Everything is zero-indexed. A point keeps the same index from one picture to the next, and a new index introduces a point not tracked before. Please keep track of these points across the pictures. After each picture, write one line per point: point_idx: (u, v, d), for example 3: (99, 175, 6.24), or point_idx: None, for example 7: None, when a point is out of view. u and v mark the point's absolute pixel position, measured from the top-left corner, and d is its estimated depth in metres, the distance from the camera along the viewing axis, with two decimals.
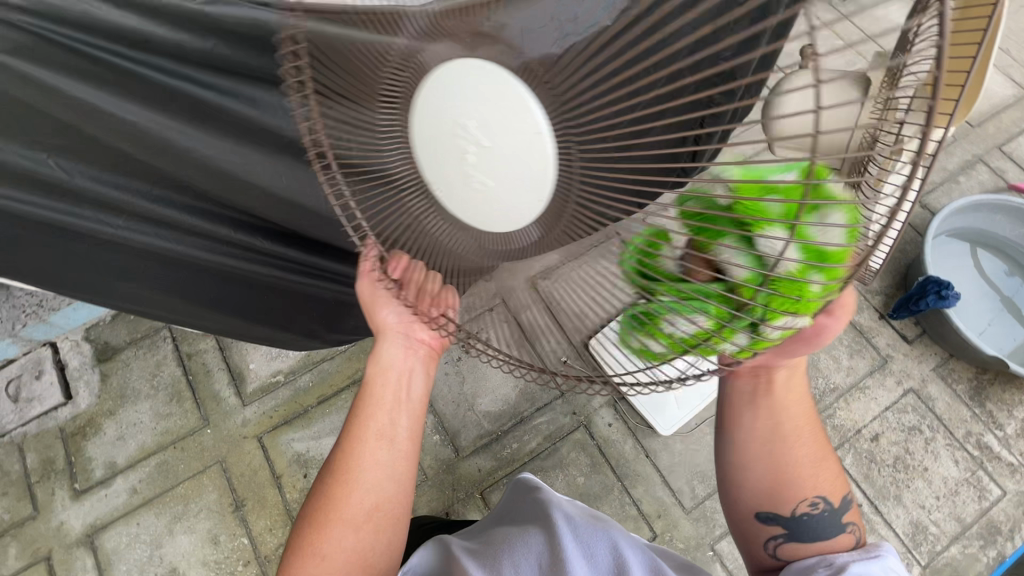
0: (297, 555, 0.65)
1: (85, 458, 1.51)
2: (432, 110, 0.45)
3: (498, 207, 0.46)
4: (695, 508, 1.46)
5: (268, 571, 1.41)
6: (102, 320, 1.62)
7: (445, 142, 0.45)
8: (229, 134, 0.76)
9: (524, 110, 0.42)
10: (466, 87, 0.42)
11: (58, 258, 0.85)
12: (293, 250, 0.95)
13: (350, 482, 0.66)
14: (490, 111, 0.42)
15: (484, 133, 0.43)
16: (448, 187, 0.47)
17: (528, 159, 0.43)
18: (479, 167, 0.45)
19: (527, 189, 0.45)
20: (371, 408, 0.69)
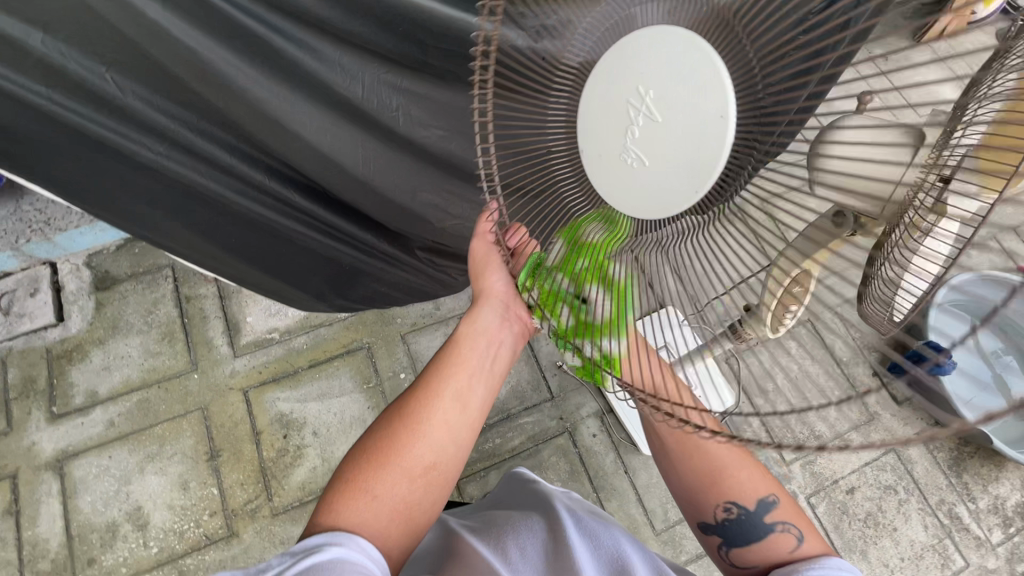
0: (343, 490, 0.63)
1: (67, 382, 1.49)
2: (611, 74, 0.46)
3: (652, 187, 0.45)
4: (665, 531, 1.46)
5: (233, 525, 1.40)
6: (106, 249, 1.60)
7: (615, 112, 0.46)
8: (286, 81, 0.77)
9: (706, 91, 0.41)
10: (655, 54, 0.43)
11: (91, 173, 0.84)
12: (324, 210, 0.98)
13: (419, 431, 0.65)
14: (677, 88, 0.43)
15: (659, 108, 0.44)
16: (600, 160, 0.48)
17: (700, 142, 0.42)
18: (644, 141, 0.44)
19: (688, 173, 0.43)
20: (456, 365, 0.70)
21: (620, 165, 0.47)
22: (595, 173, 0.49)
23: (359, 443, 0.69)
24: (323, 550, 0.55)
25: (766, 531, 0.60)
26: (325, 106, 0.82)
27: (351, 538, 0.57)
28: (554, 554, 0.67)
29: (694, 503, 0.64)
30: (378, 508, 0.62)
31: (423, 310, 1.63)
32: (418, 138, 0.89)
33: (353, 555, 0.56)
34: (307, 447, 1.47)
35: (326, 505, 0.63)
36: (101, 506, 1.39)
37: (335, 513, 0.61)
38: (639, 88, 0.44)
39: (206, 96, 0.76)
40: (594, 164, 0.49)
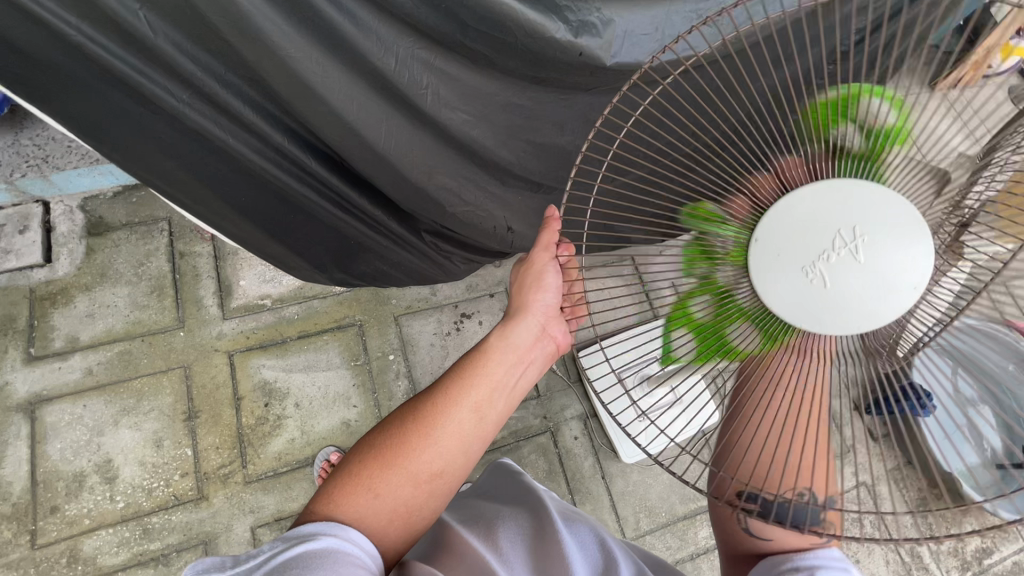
0: (346, 482, 0.63)
1: (48, 325, 1.46)
2: (826, 199, 0.51)
3: (820, 304, 0.49)
4: (634, 540, 1.47)
5: (203, 488, 1.37)
6: (103, 194, 1.57)
7: (817, 232, 0.50)
8: (321, 44, 0.76)
9: (914, 265, 0.48)
10: (879, 203, 0.49)
11: (108, 113, 0.82)
12: (338, 180, 0.98)
13: (432, 436, 0.65)
14: (886, 242, 0.48)
15: (864, 250, 0.49)
16: (772, 261, 0.51)
17: (887, 292, 0.48)
18: (838, 270, 0.49)
19: (861, 311, 0.49)
20: (479, 375, 0.70)
21: (797, 277, 0.50)
22: (757, 266, 0.52)
23: (367, 438, 0.68)
24: (317, 538, 0.54)
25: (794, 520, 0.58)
26: (355, 74, 0.81)
27: (347, 530, 0.57)
28: (542, 550, 0.67)
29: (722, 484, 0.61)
30: (379, 508, 0.61)
31: (418, 294, 1.62)
32: (443, 119, 0.90)
33: (348, 546, 0.55)
34: (287, 418, 1.46)
35: (325, 495, 0.62)
36: (70, 455, 1.36)
37: (333, 504, 0.60)
38: (856, 227, 0.49)
39: (239, 49, 0.73)
40: (774, 266, 0.51)
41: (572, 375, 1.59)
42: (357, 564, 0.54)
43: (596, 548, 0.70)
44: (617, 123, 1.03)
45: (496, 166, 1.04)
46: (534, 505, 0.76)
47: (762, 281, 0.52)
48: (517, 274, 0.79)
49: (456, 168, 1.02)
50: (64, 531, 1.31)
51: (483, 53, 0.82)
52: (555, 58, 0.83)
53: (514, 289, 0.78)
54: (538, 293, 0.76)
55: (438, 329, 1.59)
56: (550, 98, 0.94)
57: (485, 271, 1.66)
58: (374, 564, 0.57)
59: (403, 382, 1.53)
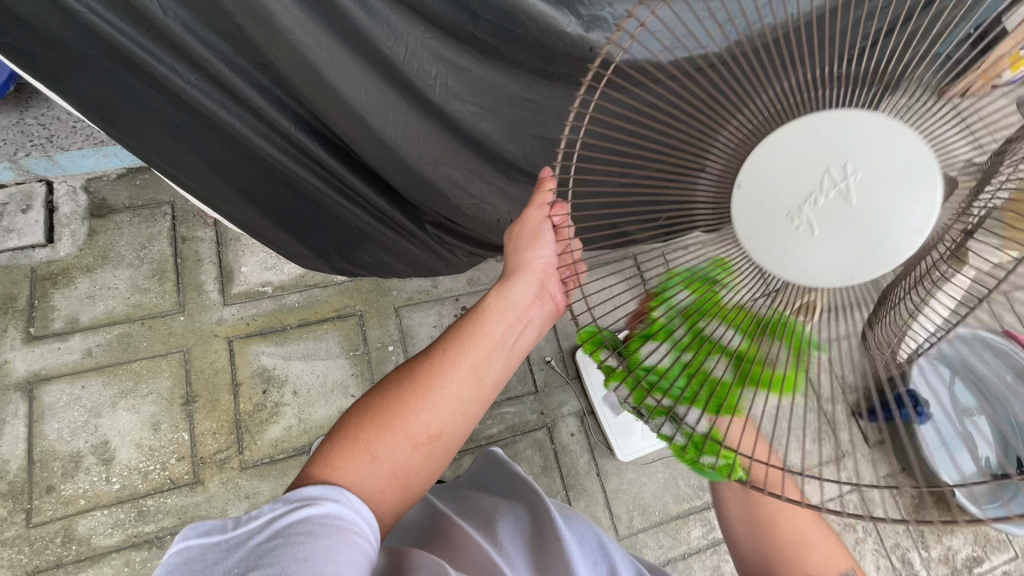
0: (344, 445, 0.63)
1: (48, 305, 1.45)
2: (818, 142, 0.50)
3: (806, 249, 0.50)
4: (627, 537, 1.47)
5: (200, 472, 1.38)
6: (106, 176, 1.56)
7: (809, 173, 0.51)
8: (331, 29, 0.75)
9: (908, 203, 0.48)
10: (874, 139, 0.49)
11: (114, 91, 0.82)
12: (344, 168, 0.98)
13: (429, 393, 0.66)
14: (878, 181, 0.48)
15: (853, 190, 0.49)
16: (759, 207, 0.53)
17: (880, 234, 0.48)
18: (825, 213, 0.50)
19: (850, 254, 0.49)
20: (475, 335, 0.70)
21: (783, 222, 0.51)
22: (743, 211, 0.54)
23: (366, 399, 0.69)
24: (320, 503, 0.54)
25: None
26: (364, 61, 0.80)
27: (348, 495, 0.56)
28: (541, 546, 0.67)
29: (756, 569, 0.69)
30: (376, 471, 0.61)
31: (420, 286, 1.61)
32: (451, 110, 0.90)
33: (349, 511, 0.55)
34: (285, 406, 1.46)
35: (323, 458, 0.62)
36: (68, 435, 1.37)
37: (332, 467, 0.60)
38: (847, 166, 0.49)
39: (248, 30, 0.72)
40: (763, 210, 0.53)
41: (570, 372, 1.59)
42: (358, 535, 0.55)
43: (594, 542, 0.71)
44: (625, 119, 1.03)
45: (502, 159, 1.04)
46: (533, 501, 0.76)
47: (750, 232, 0.53)
48: (513, 237, 0.79)
49: (462, 159, 1.02)
50: (59, 510, 1.31)
51: (493, 45, 0.82)
52: (565, 52, 0.82)
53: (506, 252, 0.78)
54: (528, 251, 0.75)
55: (438, 322, 1.59)
56: (559, 92, 0.94)
57: (487, 265, 1.66)
58: (373, 533, 0.57)
59: None
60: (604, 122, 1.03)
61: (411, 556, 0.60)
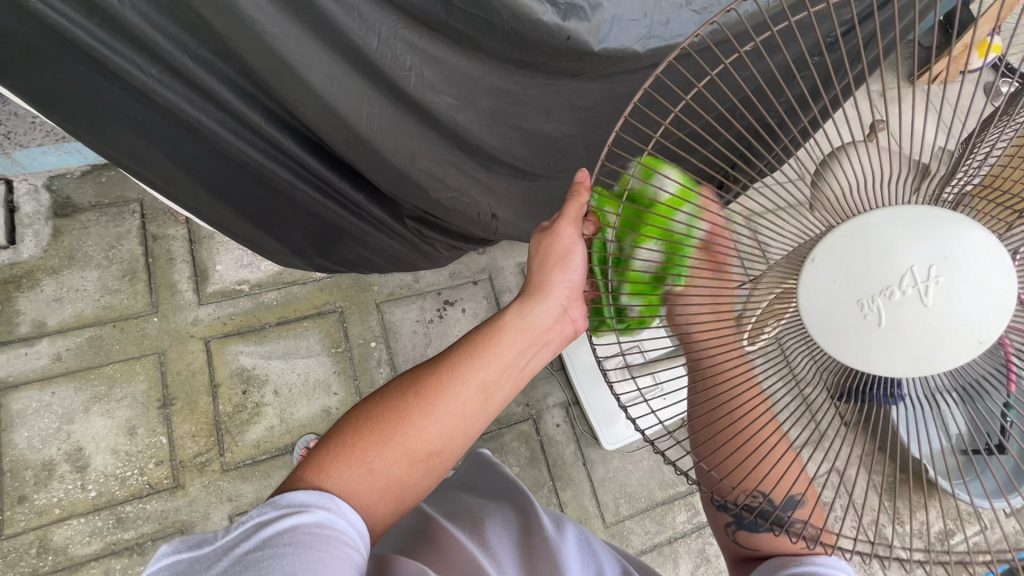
0: (341, 455, 0.61)
1: (13, 310, 1.40)
2: (900, 236, 0.46)
3: (874, 344, 0.46)
4: (614, 524, 1.49)
5: (180, 476, 1.35)
6: (70, 174, 1.51)
7: (887, 265, 0.46)
8: (299, 20, 0.72)
9: (983, 317, 0.45)
10: (965, 243, 0.45)
11: (70, 86, 0.78)
12: (317, 162, 0.95)
13: (438, 413, 0.65)
14: (959, 289, 0.44)
15: (934, 294, 0.44)
16: (825, 286, 0.47)
17: (946, 341, 0.45)
18: (900, 311, 0.45)
19: (912, 356, 0.45)
20: (486, 351, 0.70)
21: (852, 309, 0.46)
22: (807, 286, 0.48)
23: (367, 405, 0.67)
24: (307, 512, 0.52)
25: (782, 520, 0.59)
26: (335, 52, 0.78)
27: (338, 503, 0.55)
28: (528, 544, 0.68)
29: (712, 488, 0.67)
30: (373, 482, 0.60)
31: (401, 281, 1.60)
32: (427, 102, 0.88)
33: (340, 521, 0.54)
34: (266, 406, 1.43)
35: (317, 462, 0.60)
36: (38, 444, 1.32)
37: (330, 474, 0.59)
38: (932, 268, 0.45)
39: (209, 20, 0.69)
40: (827, 293, 0.47)
41: (554, 363, 1.60)
42: (345, 541, 0.53)
43: (585, 546, 0.70)
44: (602, 108, 1.02)
45: (480, 151, 1.02)
46: (519, 501, 0.76)
47: (811, 304, 0.48)
48: (536, 247, 0.76)
49: (440, 152, 1.00)
50: (32, 521, 1.27)
51: (469, 35, 0.80)
52: (541, 42, 0.80)
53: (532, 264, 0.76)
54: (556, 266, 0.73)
55: (420, 316, 1.58)
56: (536, 83, 0.93)
57: (469, 258, 1.65)
58: (362, 541, 0.56)
59: (384, 369, 1.52)
60: (582, 112, 1.02)
61: (395, 565, 0.59)
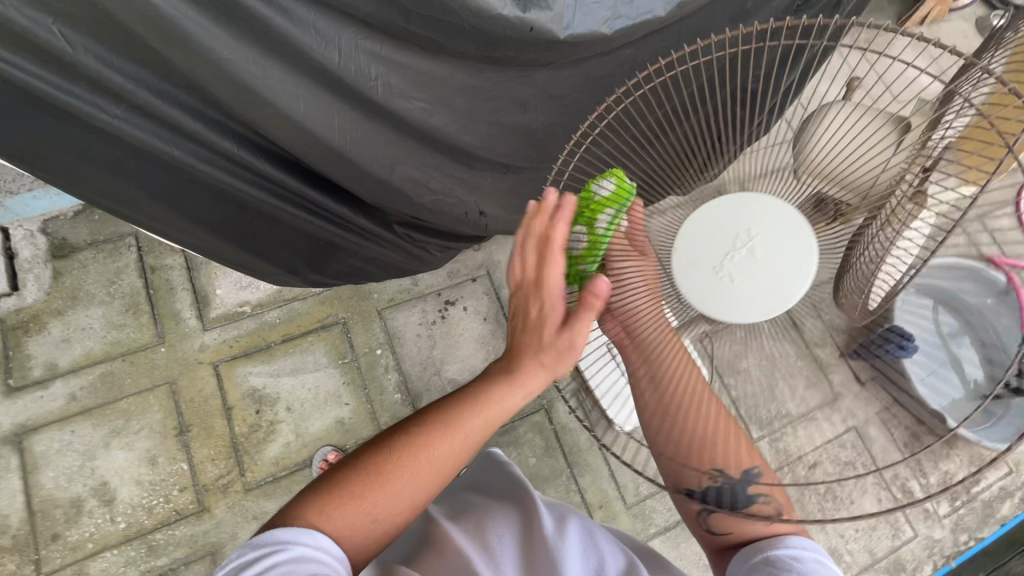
0: (346, 506, 0.62)
1: (24, 354, 1.42)
2: (727, 221, 0.62)
3: (732, 294, 0.60)
4: (635, 504, 1.50)
5: (204, 500, 1.37)
6: (63, 215, 1.52)
7: (727, 237, 0.61)
8: (258, 44, 0.72)
9: (795, 256, 0.60)
10: (770, 212, 0.61)
11: (39, 135, 0.78)
12: (296, 180, 0.95)
13: (443, 466, 0.68)
14: (774, 240, 0.61)
15: (758, 249, 0.60)
16: (694, 262, 0.62)
17: (778, 278, 0.60)
18: (741, 268, 0.60)
19: (760, 296, 0.59)
20: (486, 407, 0.70)
21: (710, 276, 0.61)
22: (679, 268, 0.62)
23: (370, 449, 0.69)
24: (286, 552, 0.55)
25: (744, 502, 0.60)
26: (299, 71, 0.77)
27: (316, 536, 0.58)
28: (529, 539, 0.69)
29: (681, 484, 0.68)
30: (374, 530, 0.63)
31: (400, 285, 1.60)
32: (399, 109, 0.87)
33: (319, 555, 0.57)
34: (281, 423, 1.45)
35: (319, 507, 0.61)
36: (65, 482, 1.35)
37: (336, 522, 0.61)
38: (751, 232, 0.61)
39: (165, 54, 0.69)
40: (697, 267, 0.61)
41: None
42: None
43: (584, 538, 0.70)
44: (579, 93, 1.02)
45: (460, 151, 1.01)
46: (522, 497, 0.77)
47: (683, 279, 0.62)
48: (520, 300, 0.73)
49: (419, 157, 0.99)
50: (68, 556, 1.31)
51: (431, 38, 0.79)
52: (504, 36, 0.79)
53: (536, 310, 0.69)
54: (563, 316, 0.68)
55: (423, 319, 1.58)
56: (507, 77, 0.92)
57: (466, 255, 1.65)
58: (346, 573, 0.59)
59: (393, 374, 1.53)
60: (558, 100, 1.01)
61: None
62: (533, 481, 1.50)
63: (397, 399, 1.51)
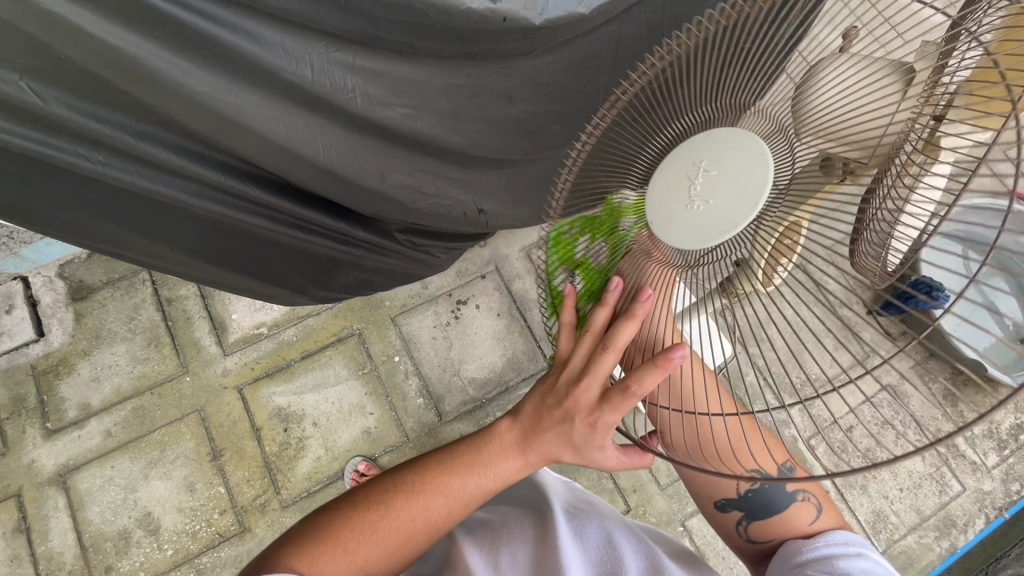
0: (339, 558, 0.63)
1: (58, 398, 1.46)
2: (666, 172, 0.59)
3: (713, 216, 0.54)
4: (670, 485, 1.48)
5: (245, 520, 1.41)
6: (77, 258, 1.55)
7: (678, 176, 0.57)
8: (228, 73, 0.72)
9: (742, 150, 0.54)
10: (702, 138, 0.57)
11: (29, 190, 0.81)
12: (288, 202, 0.96)
13: (434, 528, 0.68)
14: (719, 150, 0.55)
15: (711, 163, 0.55)
16: (665, 220, 0.58)
17: (749, 176, 0.53)
18: (708, 189, 0.55)
19: (743, 199, 0.53)
20: (482, 474, 0.68)
21: (685, 213, 0.56)
22: (659, 230, 0.59)
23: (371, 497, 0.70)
24: None
25: (789, 501, 0.67)
26: (274, 94, 0.77)
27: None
28: (540, 551, 0.68)
29: (714, 482, 0.71)
30: None
31: (410, 290, 1.60)
32: (380, 118, 0.86)
33: None
34: (309, 439, 1.47)
35: (312, 554, 0.62)
36: (111, 515, 1.39)
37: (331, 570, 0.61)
38: (697, 161, 0.56)
39: (138, 94, 0.70)
40: (667, 219, 0.58)
41: None
42: None
43: (599, 542, 0.69)
44: (565, 77, 0.99)
45: (449, 151, 0.99)
46: (536, 504, 0.76)
47: (670, 237, 0.58)
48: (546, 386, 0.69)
49: (410, 163, 0.98)
50: None
51: (404, 42, 0.77)
52: (477, 30, 0.77)
53: (588, 424, 0.64)
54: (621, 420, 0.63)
55: (437, 321, 1.58)
56: (488, 70, 0.89)
57: (473, 253, 1.63)
58: None
59: (413, 379, 1.53)
60: (545, 87, 0.98)
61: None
62: (564, 471, 1.48)
63: (420, 403, 1.51)
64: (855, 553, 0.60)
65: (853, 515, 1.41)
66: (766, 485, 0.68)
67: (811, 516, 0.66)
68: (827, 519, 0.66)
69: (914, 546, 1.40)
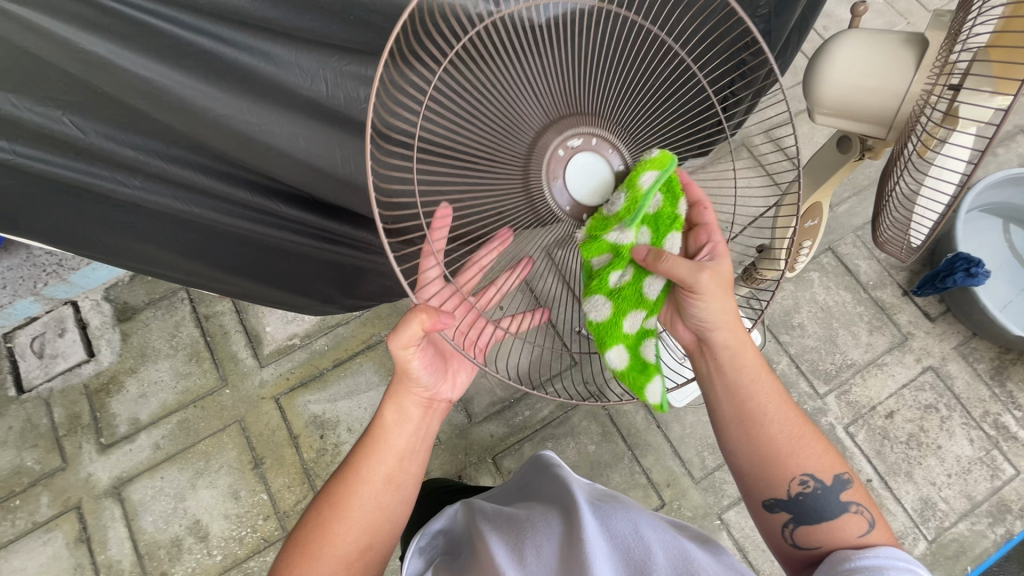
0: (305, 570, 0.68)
1: (109, 414, 1.54)
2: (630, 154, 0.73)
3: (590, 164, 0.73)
4: (704, 478, 1.46)
5: (288, 525, 1.46)
6: (121, 280, 1.64)
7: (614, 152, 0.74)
8: (247, 93, 0.76)
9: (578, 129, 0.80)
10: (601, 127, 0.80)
11: (75, 217, 0.87)
12: (312, 215, 1.00)
13: (375, 518, 0.74)
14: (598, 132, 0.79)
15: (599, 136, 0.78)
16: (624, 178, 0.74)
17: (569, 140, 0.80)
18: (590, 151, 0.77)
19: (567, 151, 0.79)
20: (386, 444, 0.77)
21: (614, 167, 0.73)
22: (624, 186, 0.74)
23: (316, 510, 0.74)
24: None
25: (840, 511, 0.67)
26: (292, 110, 0.80)
27: None
28: (567, 544, 0.68)
29: (764, 480, 0.70)
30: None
31: None
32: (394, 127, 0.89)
33: None
34: (345, 444, 1.52)
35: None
36: (163, 524, 1.46)
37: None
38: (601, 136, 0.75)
39: (167, 120, 0.75)
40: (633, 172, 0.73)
41: None
42: None
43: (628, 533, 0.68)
44: None
45: None
46: (566, 500, 0.76)
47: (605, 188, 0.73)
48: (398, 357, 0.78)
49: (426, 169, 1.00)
50: None
51: None
52: None
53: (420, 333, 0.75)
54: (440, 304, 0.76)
55: None
56: None
57: None
58: None
59: None
60: None
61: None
62: (596, 468, 1.48)
63: None
64: (900, 566, 0.58)
65: (899, 504, 1.36)
66: (819, 491, 0.68)
67: (861, 529, 0.65)
68: (880, 534, 0.65)
69: (967, 534, 1.34)
